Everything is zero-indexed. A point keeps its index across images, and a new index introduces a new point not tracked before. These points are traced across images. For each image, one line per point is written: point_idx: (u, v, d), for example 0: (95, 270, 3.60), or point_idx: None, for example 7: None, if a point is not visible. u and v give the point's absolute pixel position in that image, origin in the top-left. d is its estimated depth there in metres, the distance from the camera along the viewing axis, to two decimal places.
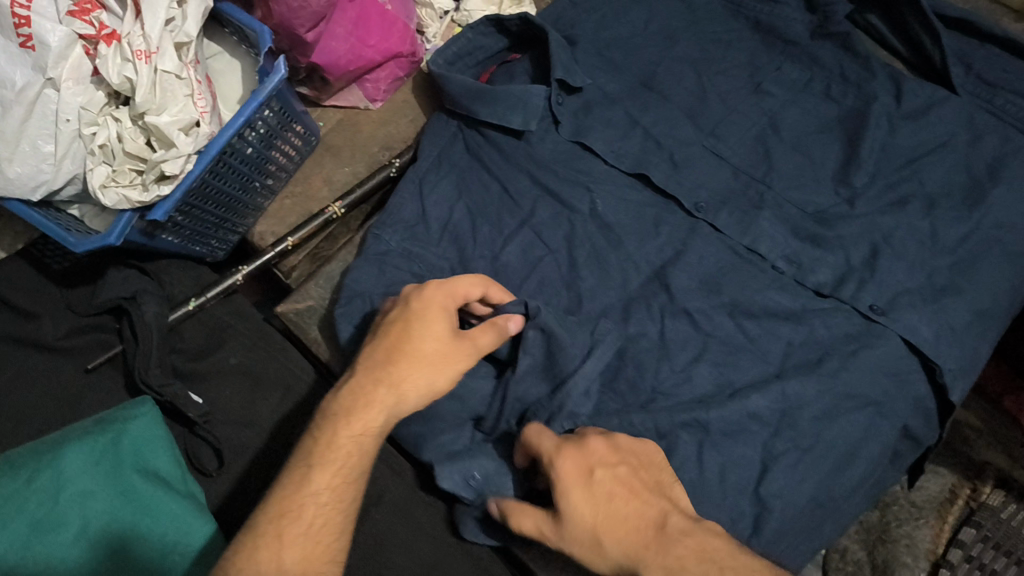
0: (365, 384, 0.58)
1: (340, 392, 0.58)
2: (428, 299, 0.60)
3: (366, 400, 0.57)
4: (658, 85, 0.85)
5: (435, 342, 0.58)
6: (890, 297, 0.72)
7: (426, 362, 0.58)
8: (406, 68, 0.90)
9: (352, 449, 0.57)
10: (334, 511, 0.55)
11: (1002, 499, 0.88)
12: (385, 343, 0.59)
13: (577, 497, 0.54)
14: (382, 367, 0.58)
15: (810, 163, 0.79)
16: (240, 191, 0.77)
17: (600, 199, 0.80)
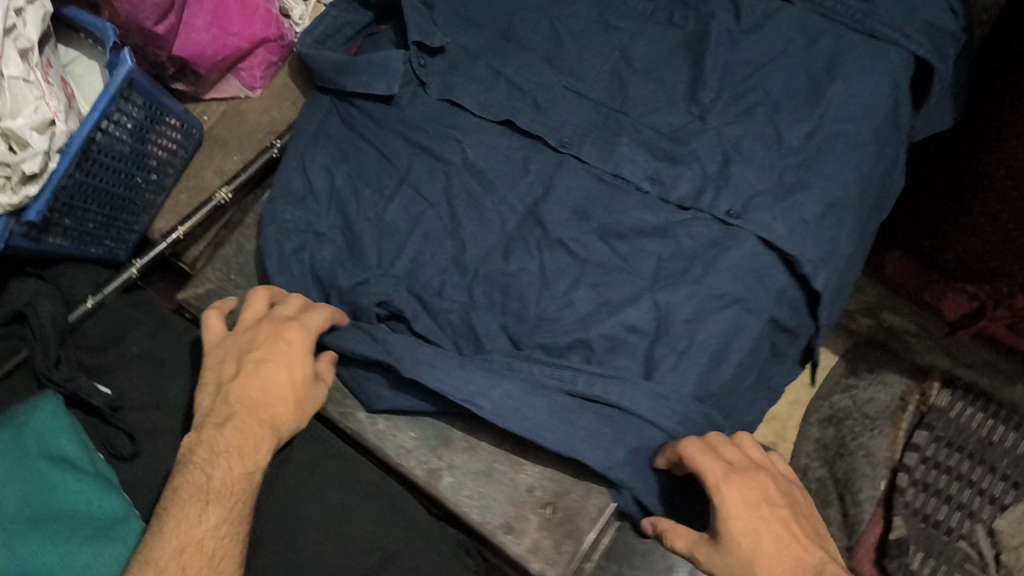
0: (253, 424, 0.66)
1: (225, 430, 0.66)
2: (291, 338, 0.69)
3: (254, 441, 0.65)
4: (515, 34, 0.88)
5: (305, 384, 0.69)
6: (744, 201, 0.76)
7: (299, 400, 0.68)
8: (278, 52, 0.93)
9: (241, 481, 0.65)
10: (232, 541, 0.64)
11: (946, 399, 1.16)
12: (257, 380, 0.67)
13: (736, 522, 0.63)
14: (265, 406, 0.67)
15: (662, 87, 0.83)
16: (124, 188, 0.81)
17: (470, 148, 0.83)
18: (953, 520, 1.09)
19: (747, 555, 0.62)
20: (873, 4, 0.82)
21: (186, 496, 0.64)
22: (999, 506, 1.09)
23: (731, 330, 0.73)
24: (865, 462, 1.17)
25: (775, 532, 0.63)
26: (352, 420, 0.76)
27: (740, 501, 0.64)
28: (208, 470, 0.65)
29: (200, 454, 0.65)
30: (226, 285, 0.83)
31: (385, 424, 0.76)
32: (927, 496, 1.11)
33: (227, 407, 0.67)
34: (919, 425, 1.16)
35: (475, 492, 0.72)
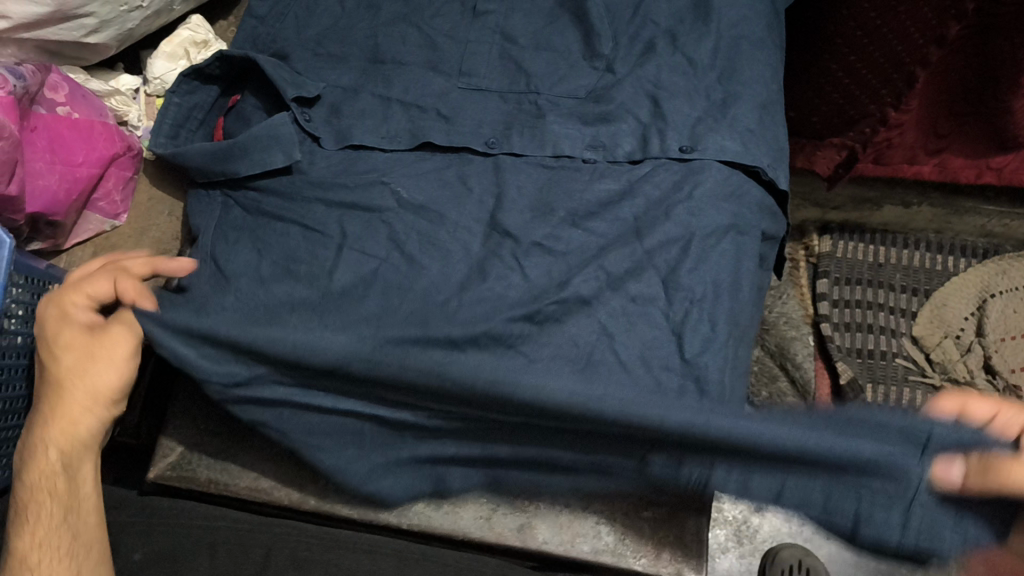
0: (56, 406, 0.60)
1: (38, 413, 0.62)
2: (85, 306, 0.63)
3: (67, 422, 0.61)
4: (388, 54, 0.82)
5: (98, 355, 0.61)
6: (691, 131, 0.75)
7: (96, 365, 0.61)
8: (130, 166, 0.81)
9: (53, 478, 0.60)
10: (66, 547, 0.59)
11: (829, 244, 1.30)
12: (63, 365, 0.61)
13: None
14: (66, 397, 0.61)
15: (558, 54, 0.80)
16: (35, 384, 0.67)
17: (399, 186, 0.76)
18: (883, 343, 1.22)
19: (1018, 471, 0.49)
20: None
21: (17, 501, 0.61)
22: (911, 315, 1.24)
23: (735, 258, 0.72)
24: (788, 326, 1.26)
25: None
26: (410, 514, 0.69)
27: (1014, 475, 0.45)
28: (32, 459, 0.61)
29: (21, 458, 0.61)
30: (204, 439, 0.73)
31: (450, 501, 0.69)
32: (857, 333, 1.23)
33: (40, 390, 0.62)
34: (818, 275, 1.29)
35: (574, 526, 0.68)
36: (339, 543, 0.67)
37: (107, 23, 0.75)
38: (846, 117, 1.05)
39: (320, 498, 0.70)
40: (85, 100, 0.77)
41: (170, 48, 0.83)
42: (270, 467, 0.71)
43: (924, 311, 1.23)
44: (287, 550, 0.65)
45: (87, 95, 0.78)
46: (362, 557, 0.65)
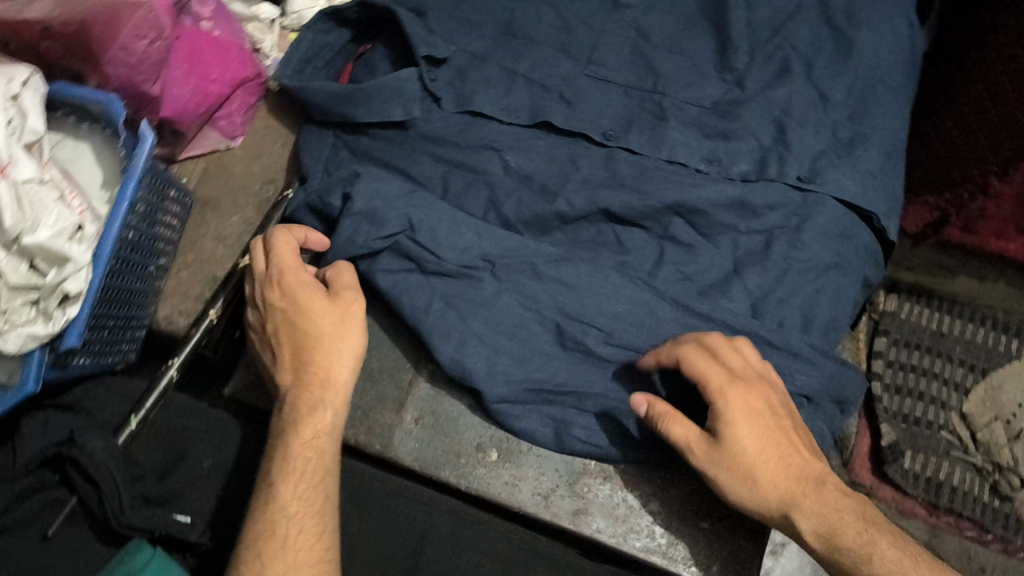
0: (302, 397, 0.62)
1: (284, 413, 0.62)
2: (293, 285, 0.64)
3: (310, 407, 0.62)
4: (521, 28, 0.82)
5: (326, 321, 0.63)
6: (811, 164, 0.75)
7: (328, 344, 0.63)
8: (254, 92, 0.83)
9: (312, 457, 0.60)
10: (308, 516, 0.58)
11: (895, 303, 1.14)
12: (290, 346, 0.63)
13: (745, 432, 0.59)
14: (308, 373, 0.62)
15: (691, 60, 0.80)
16: (138, 281, 0.69)
17: (510, 156, 0.77)
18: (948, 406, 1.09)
19: (756, 466, 0.59)
20: None
21: (264, 475, 0.60)
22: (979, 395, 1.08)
23: (830, 295, 0.73)
24: None
25: (789, 468, 0.60)
26: (472, 478, 0.70)
27: (754, 426, 0.60)
28: (273, 453, 0.61)
29: (274, 441, 0.62)
30: None
31: (510, 473, 0.69)
32: (911, 399, 1.08)
33: (283, 392, 0.63)
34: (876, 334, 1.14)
35: (629, 521, 0.68)
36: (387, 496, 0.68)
37: None
38: (947, 178, 1.00)
39: (385, 445, 0.71)
40: (227, 22, 0.79)
41: None
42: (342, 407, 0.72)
43: (980, 389, 1.08)
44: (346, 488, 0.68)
45: (229, 17, 0.80)
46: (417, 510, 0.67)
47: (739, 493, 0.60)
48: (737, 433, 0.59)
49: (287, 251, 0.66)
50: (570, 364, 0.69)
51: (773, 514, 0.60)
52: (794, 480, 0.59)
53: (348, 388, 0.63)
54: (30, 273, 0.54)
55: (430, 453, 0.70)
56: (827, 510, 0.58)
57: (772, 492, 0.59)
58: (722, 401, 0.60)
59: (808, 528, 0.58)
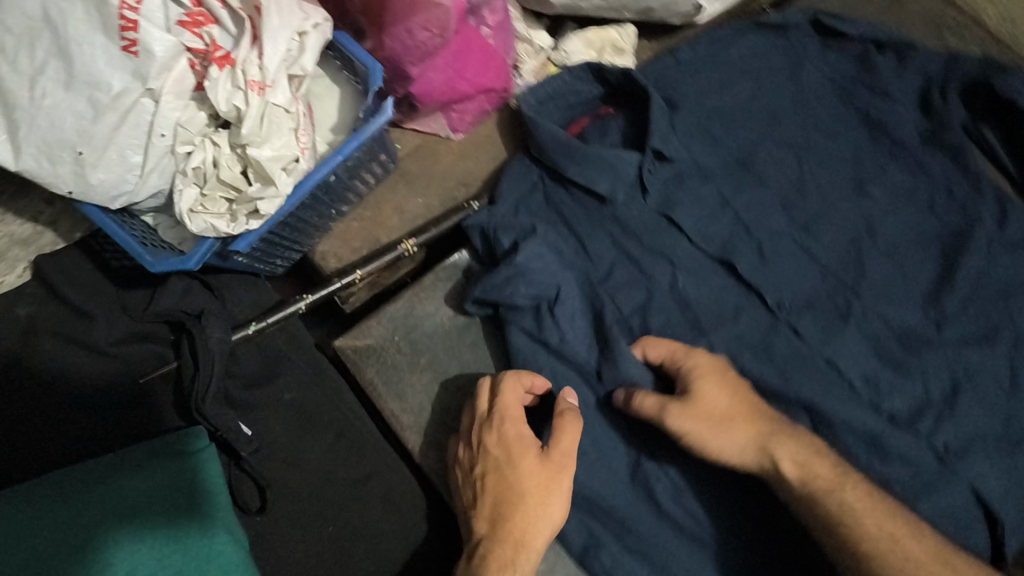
0: (499, 551, 0.61)
1: (476, 562, 0.61)
2: (506, 441, 0.65)
3: (501, 564, 0.60)
4: (756, 166, 0.82)
5: (535, 488, 0.63)
6: (965, 440, 0.70)
7: (535, 504, 0.62)
8: (494, 102, 0.87)
9: None
10: None
11: None
12: (490, 500, 0.63)
13: (714, 385, 0.65)
14: (505, 525, 0.62)
15: (902, 277, 0.77)
16: (316, 218, 0.74)
17: (682, 276, 0.77)
18: None
19: (727, 411, 0.64)
20: None
21: None
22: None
23: None
24: None
25: (757, 417, 0.64)
26: None
27: (723, 388, 0.65)
28: None
29: None
30: (391, 347, 0.77)
31: None
32: None
33: (476, 541, 0.63)
34: None
35: None
36: (394, 487, 0.73)
37: None
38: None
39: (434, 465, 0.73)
40: (504, 34, 0.83)
41: (593, 37, 0.87)
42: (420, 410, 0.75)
43: None
44: (383, 482, 0.72)
45: (508, 31, 0.83)
46: (410, 512, 0.72)
47: (704, 394, 0.64)
48: (709, 386, 0.65)
49: (507, 396, 0.67)
50: (624, 493, 0.69)
51: (758, 463, 0.63)
52: (766, 424, 0.64)
53: (536, 553, 0.62)
54: (240, 176, 0.61)
55: None
56: (809, 469, 0.61)
57: (744, 437, 0.63)
58: (687, 364, 0.67)
59: (797, 478, 0.61)
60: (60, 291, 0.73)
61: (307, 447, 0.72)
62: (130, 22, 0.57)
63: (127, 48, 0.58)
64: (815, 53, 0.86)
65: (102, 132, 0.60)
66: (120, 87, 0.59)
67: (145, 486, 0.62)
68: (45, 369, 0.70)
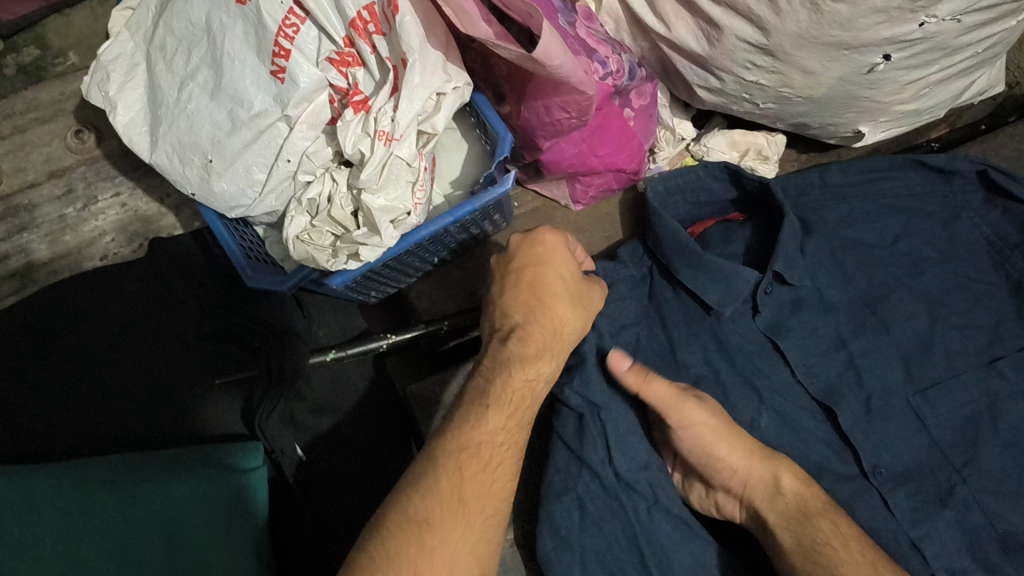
0: (526, 366, 0.58)
1: (496, 375, 0.58)
2: (550, 260, 0.62)
3: (538, 350, 0.59)
4: (884, 312, 0.75)
5: (568, 305, 0.61)
6: None
7: (571, 301, 0.62)
8: (622, 182, 0.84)
9: (507, 431, 0.56)
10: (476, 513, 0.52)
11: None
12: (529, 288, 0.61)
13: (705, 419, 0.63)
14: (537, 336, 0.60)
15: (1022, 473, 0.68)
16: (418, 263, 0.74)
17: (771, 411, 0.72)
18: None
19: (711, 452, 0.63)
20: None
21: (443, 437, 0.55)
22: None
23: None
24: None
25: (751, 457, 0.63)
26: None
27: (720, 426, 0.63)
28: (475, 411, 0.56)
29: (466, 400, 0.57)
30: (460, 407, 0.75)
31: None
32: None
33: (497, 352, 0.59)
34: None
35: None
36: None
37: (723, 93, 0.76)
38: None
39: None
40: (647, 118, 0.80)
41: (738, 139, 0.84)
42: None
43: None
44: None
45: (652, 115, 0.80)
46: None
47: (693, 419, 0.62)
48: (699, 402, 0.63)
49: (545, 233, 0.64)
50: None
51: (763, 486, 0.63)
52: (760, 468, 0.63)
53: (570, 343, 0.61)
54: (350, 217, 0.61)
55: None
56: (806, 519, 0.60)
57: (749, 466, 0.63)
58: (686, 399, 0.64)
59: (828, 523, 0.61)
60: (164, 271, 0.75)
61: (351, 467, 0.73)
62: (283, 49, 0.59)
63: (275, 73, 0.60)
64: (976, 207, 0.79)
65: (233, 146, 0.62)
66: (259, 108, 0.61)
67: (185, 492, 0.63)
68: (134, 343, 0.73)
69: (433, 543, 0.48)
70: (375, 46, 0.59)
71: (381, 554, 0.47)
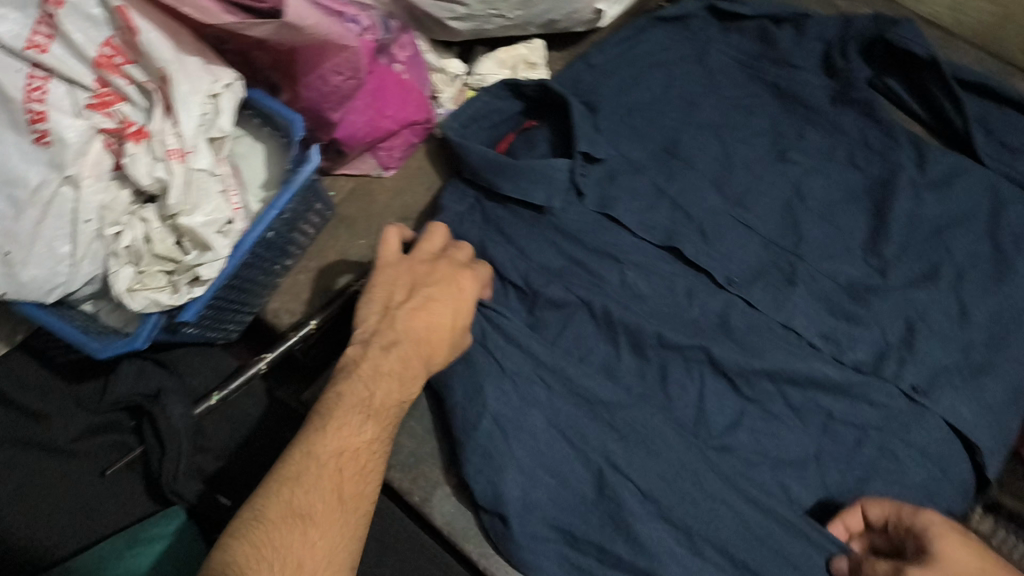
0: (418, 362, 0.61)
1: (387, 359, 0.60)
2: (457, 284, 0.66)
3: (422, 360, 0.62)
4: (682, 152, 0.83)
5: (455, 339, 0.64)
6: (929, 376, 0.71)
7: (458, 331, 0.65)
8: (419, 135, 0.88)
9: (383, 425, 0.58)
10: (353, 505, 0.54)
11: None
12: (423, 311, 0.63)
13: None
14: (424, 342, 0.62)
15: (839, 233, 0.78)
16: (261, 276, 0.74)
17: (629, 271, 0.78)
18: None
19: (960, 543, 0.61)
20: None
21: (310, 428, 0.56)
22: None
23: None
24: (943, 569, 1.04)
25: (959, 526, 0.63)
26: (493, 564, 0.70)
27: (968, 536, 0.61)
28: (359, 403, 0.58)
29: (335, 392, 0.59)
30: None
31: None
32: None
33: (388, 339, 0.62)
34: None
35: None
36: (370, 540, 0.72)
37: (473, 17, 0.81)
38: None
39: (422, 499, 0.73)
40: (417, 68, 0.84)
41: (504, 56, 0.90)
42: (397, 449, 0.75)
43: None
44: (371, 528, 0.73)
45: (419, 64, 0.85)
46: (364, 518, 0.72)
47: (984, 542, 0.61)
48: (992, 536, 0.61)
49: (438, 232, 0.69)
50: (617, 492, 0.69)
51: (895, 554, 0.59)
52: None
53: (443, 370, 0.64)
54: (174, 247, 0.60)
55: (462, 523, 0.72)
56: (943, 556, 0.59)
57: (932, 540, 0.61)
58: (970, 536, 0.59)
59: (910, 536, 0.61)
60: (6, 394, 0.71)
61: None
62: (38, 113, 0.57)
63: (39, 140, 0.58)
64: (717, 38, 0.90)
65: (24, 228, 0.58)
66: (37, 180, 0.58)
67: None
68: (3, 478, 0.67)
69: (316, 538, 0.51)
70: (130, 77, 0.60)
71: (259, 547, 0.50)
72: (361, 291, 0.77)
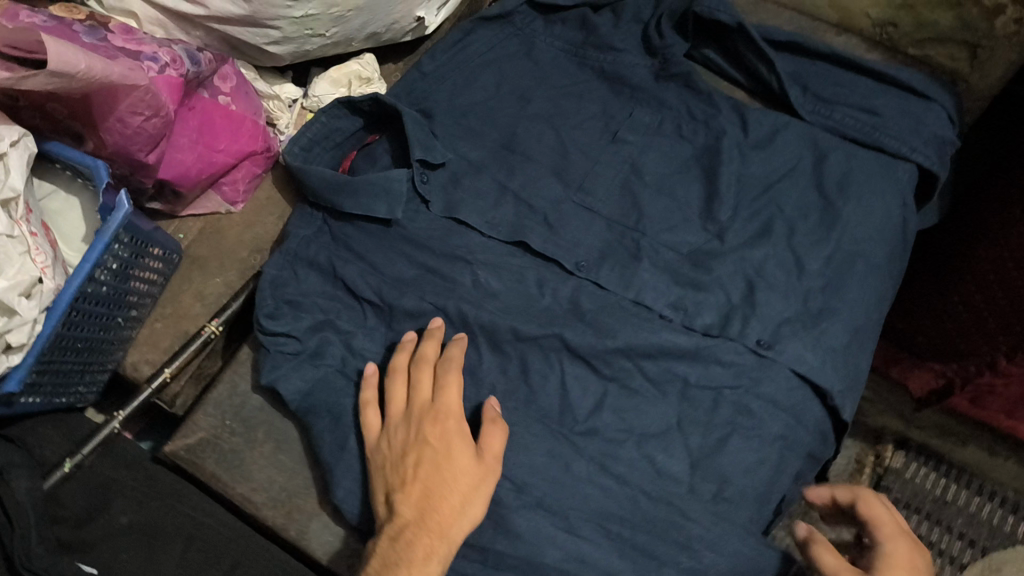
0: (426, 538, 0.60)
1: (401, 544, 0.60)
2: (437, 432, 0.66)
3: (433, 533, 0.60)
4: (520, 146, 0.84)
5: (461, 494, 0.62)
6: (774, 328, 0.74)
7: (465, 489, 0.63)
8: (262, 164, 0.87)
9: None
10: None
11: (902, 460, 1.01)
12: (424, 468, 0.63)
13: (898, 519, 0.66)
14: (431, 514, 0.61)
15: (677, 204, 0.81)
16: (102, 331, 0.72)
17: (481, 270, 0.79)
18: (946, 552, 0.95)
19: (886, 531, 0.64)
20: (881, 118, 0.82)
21: None
22: (957, 567, 0.94)
23: (770, 471, 0.71)
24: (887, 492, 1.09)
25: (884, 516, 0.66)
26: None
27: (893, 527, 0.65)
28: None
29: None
30: (222, 432, 0.76)
31: None
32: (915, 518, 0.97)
33: (401, 522, 0.61)
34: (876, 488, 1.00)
35: None
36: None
37: (289, 39, 0.80)
38: (953, 347, 0.91)
39: (299, 532, 0.73)
40: (246, 98, 0.82)
41: (336, 75, 0.89)
42: (269, 485, 0.74)
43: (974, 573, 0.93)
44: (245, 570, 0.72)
45: (249, 93, 0.83)
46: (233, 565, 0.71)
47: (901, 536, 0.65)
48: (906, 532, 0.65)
49: (423, 367, 0.70)
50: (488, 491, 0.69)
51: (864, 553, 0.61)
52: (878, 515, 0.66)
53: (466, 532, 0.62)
54: None
55: (341, 549, 0.72)
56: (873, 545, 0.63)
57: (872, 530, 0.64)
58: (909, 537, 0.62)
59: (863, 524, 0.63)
60: None
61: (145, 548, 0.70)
62: None
63: None
64: (541, 31, 0.91)
65: None
66: None
67: None
68: None
69: None
70: None
71: None
72: (211, 332, 0.79)
